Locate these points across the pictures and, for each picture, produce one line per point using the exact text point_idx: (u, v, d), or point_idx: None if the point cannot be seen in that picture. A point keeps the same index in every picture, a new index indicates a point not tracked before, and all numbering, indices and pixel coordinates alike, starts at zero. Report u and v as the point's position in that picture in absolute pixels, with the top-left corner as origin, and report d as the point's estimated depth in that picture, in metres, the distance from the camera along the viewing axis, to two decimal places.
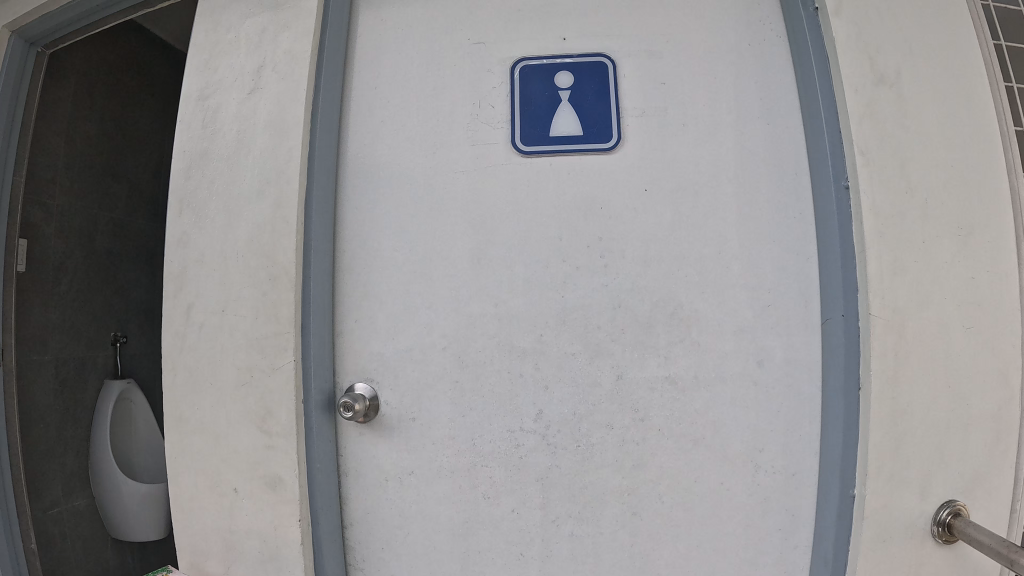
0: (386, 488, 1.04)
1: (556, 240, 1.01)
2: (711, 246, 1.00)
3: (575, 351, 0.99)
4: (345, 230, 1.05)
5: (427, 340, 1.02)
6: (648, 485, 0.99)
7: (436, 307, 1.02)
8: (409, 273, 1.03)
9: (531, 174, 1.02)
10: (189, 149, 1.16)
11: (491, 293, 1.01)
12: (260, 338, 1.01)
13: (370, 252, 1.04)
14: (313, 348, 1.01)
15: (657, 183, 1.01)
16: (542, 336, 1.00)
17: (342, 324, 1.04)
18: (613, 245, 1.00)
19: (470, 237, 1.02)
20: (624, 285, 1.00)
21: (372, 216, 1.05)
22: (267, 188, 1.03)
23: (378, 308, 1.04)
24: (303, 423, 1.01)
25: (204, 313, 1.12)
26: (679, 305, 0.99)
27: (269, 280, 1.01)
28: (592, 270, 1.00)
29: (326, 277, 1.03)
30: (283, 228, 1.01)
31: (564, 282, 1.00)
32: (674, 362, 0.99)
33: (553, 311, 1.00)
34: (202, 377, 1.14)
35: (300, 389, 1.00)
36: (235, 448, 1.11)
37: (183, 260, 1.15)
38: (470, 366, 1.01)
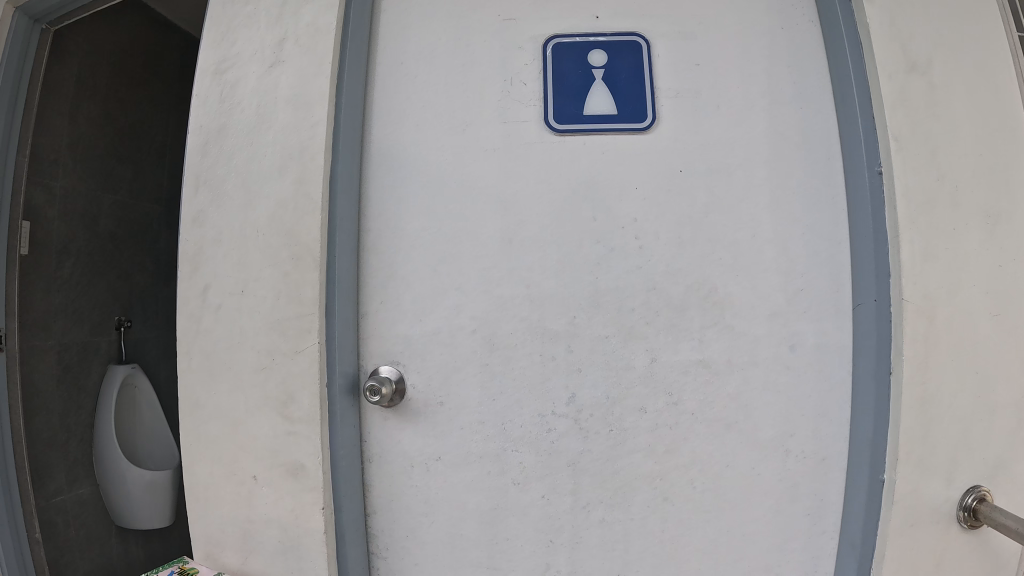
0: (411, 474, 1.02)
1: (589, 221, 0.99)
2: (745, 229, 0.98)
3: (607, 334, 0.98)
4: (369, 209, 1.03)
5: (455, 322, 1.00)
6: (680, 471, 0.97)
7: (464, 289, 1.00)
8: (435, 254, 1.01)
9: (564, 154, 1.00)
10: (206, 124, 1.14)
11: (522, 274, 0.99)
12: (282, 319, 0.99)
13: (396, 233, 1.02)
14: (337, 330, 0.99)
15: (691, 163, 0.99)
16: (574, 319, 0.98)
17: (366, 305, 1.02)
18: (646, 227, 0.98)
19: (499, 218, 1.00)
20: (657, 268, 0.98)
21: (397, 196, 1.03)
22: (291, 166, 1.01)
23: (405, 289, 1.01)
24: (327, 406, 0.99)
25: (222, 294, 1.10)
26: (712, 287, 0.97)
27: (292, 259, 0.99)
28: (627, 252, 0.98)
29: (350, 257, 1.01)
30: (307, 207, 0.99)
31: (597, 264, 0.98)
32: (708, 346, 0.97)
33: (584, 293, 0.98)
34: (220, 360, 1.12)
35: (324, 372, 0.99)
36: (255, 433, 1.09)
37: (200, 238, 1.13)
38: (499, 349, 0.99)
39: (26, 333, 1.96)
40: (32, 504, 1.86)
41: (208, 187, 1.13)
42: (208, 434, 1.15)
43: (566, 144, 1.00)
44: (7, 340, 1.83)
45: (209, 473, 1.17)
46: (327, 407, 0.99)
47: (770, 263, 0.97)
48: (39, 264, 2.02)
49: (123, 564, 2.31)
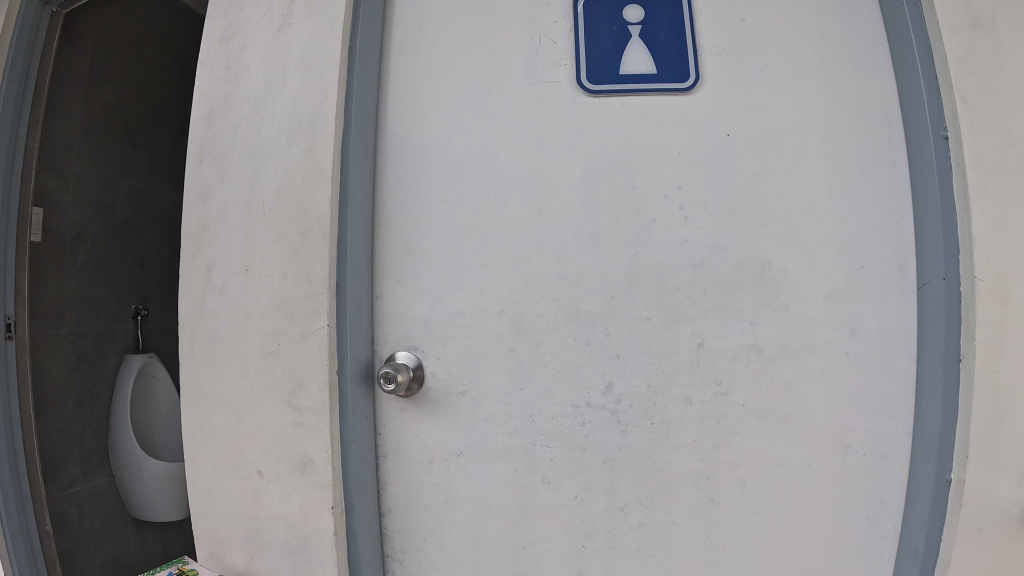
0: (430, 469, 0.94)
1: (627, 191, 0.89)
2: (800, 200, 0.87)
3: (646, 316, 0.89)
4: (386, 180, 0.95)
5: (480, 303, 0.91)
6: (728, 468, 0.88)
7: (489, 265, 0.91)
8: (456, 228, 0.92)
9: (599, 117, 0.91)
10: (213, 95, 1.06)
11: (554, 249, 0.90)
12: (289, 300, 0.92)
13: (415, 205, 0.94)
14: (350, 311, 0.90)
15: (742, 127, 0.89)
16: (610, 300, 0.89)
17: (381, 284, 0.94)
18: (690, 196, 0.89)
19: (527, 188, 0.91)
20: (703, 242, 0.88)
21: (415, 165, 0.94)
22: (299, 134, 0.93)
23: (424, 266, 0.93)
24: (338, 393, 0.91)
25: (227, 274, 1.03)
26: (766, 263, 0.87)
27: (301, 233, 0.91)
28: (671, 224, 0.89)
29: (364, 232, 0.93)
30: (317, 177, 0.90)
31: (636, 238, 0.89)
32: (760, 330, 0.87)
33: (620, 272, 0.89)
34: (226, 344, 1.04)
35: (335, 357, 0.90)
36: (263, 424, 1.01)
37: (206, 217, 1.06)
38: (528, 332, 0.90)
39: (37, 321, 1.91)
40: (42, 497, 1.79)
41: (215, 161, 1.05)
42: (214, 424, 1.08)
43: (602, 108, 0.91)
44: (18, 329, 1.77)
45: (214, 465, 1.09)
46: (338, 394, 0.91)
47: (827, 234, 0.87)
48: (51, 251, 1.96)
49: (139, 556, 2.25)
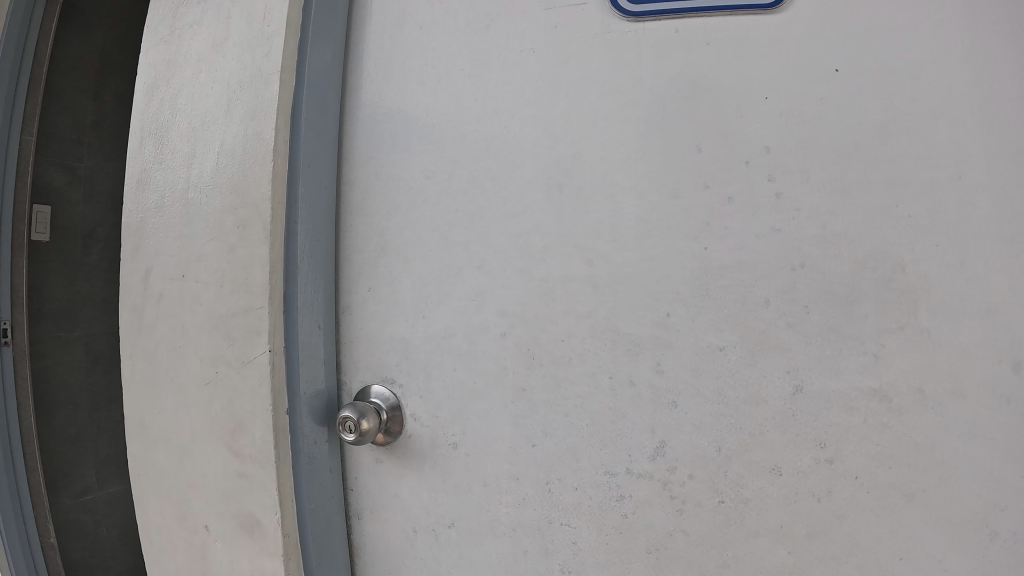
0: (415, 540, 0.72)
1: (689, 155, 0.60)
2: (947, 165, 0.56)
3: (717, 345, 0.60)
4: (356, 156, 0.73)
5: (477, 320, 0.66)
6: (825, 566, 0.60)
7: (488, 267, 0.66)
8: (446, 218, 0.68)
9: (646, 52, 0.62)
10: (157, 59, 0.86)
11: (583, 244, 0.63)
12: (224, 317, 0.68)
13: (391, 183, 0.71)
14: (300, 332, 0.66)
15: (867, 53, 0.58)
16: (664, 320, 0.61)
17: (349, 294, 0.73)
18: (786, 163, 0.58)
19: (541, 159, 0.64)
20: (804, 235, 0.58)
21: (392, 132, 0.71)
22: (237, 97, 0.72)
23: (402, 271, 0.70)
24: (288, 442, 0.68)
25: (163, 280, 0.80)
26: (898, 264, 0.57)
27: (238, 227, 0.68)
28: (754, 205, 0.59)
29: (323, 224, 0.69)
30: (257, 150, 0.67)
31: (706, 228, 0.60)
32: (888, 368, 0.57)
33: (686, 276, 0.60)
34: (163, 367, 0.82)
35: (283, 392, 0.67)
36: (208, 470, 0.78)
37: (146, 209, 0.85)
38: (541, 366, 0.65)
39: (44, 328, 1.69)
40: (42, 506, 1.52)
41: (157, 139, 0.84)
42: (160, 463, 0.86)
43: (651, 39, 0.62)
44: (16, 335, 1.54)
45: (160, 512, 0.89)
46: (289, 442, 0.68)
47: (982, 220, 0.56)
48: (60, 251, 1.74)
49: None
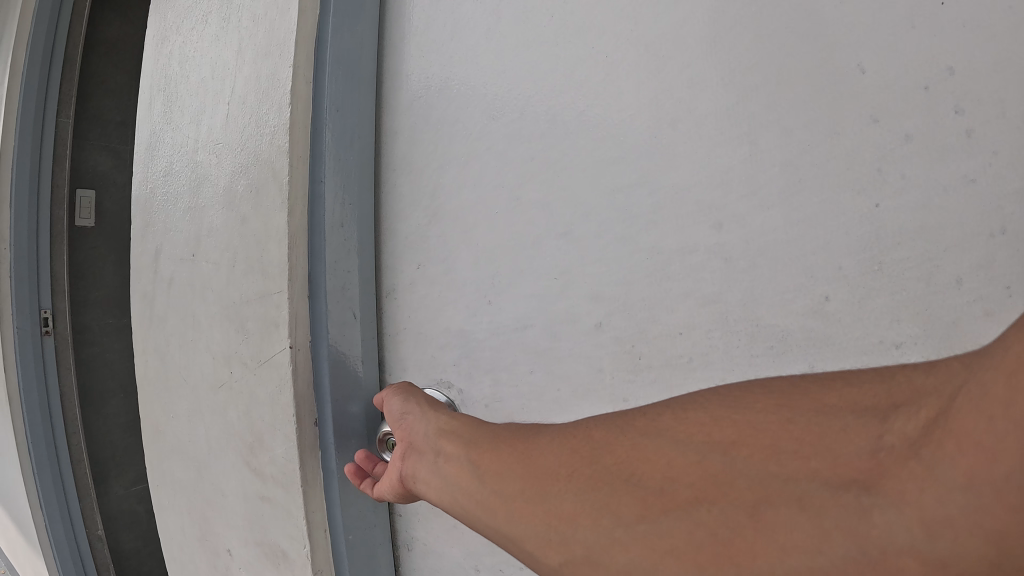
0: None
1: (847, 79, 0.39)
2: None
3: (894, 341, 0.39)
4: (393, 105, 0.60)
5: (564, 309, 0.51)
6: None
7: (576, 238, 0.50)
8: (516, 170, 0.52)
9: None
10: (167, 9, 0.75)
11: (714, 209, 0.44)
12: (239, 303, 0.55)
13: (446, 130, 0.56)
14: (329, 324, 0.51)
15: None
16: (820, 306, 0.42)
17: (394, 273, 0.61)
18: (972, 90, 0.35)
19: (647, 92, 0.46)
20: (1004, 187, 0.35)
21: (438, 71, 0.57)
22: (248, 35, 0.59)
23: (460, 244, 0.56)
24: (318, 460, 0.53)
25: (172, 262, 0.67)
26: None
27: (249, 192, 0.54)
28: (933, 151, 0.37)
29: (364, 181, 0.54)
30: (273, 95, 0.54)
31: (877, 177, 0.39)
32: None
33: (854, 247, 0.40)
34: (175, 363, 0.69)
35: (311, 399, 0.52)
36: (230, 486, 0.64)
37: (158, 177, 0.72)
38: (650, 370, 0.48)
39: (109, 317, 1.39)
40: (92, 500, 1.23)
41: (172, 93, 0.72)
42: (183, 472, 0.73)
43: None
44: (58, 323, 1.18)
45: (180, 528, 0.77)
46: (319, 460, 0.53)
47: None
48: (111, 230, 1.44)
49: None
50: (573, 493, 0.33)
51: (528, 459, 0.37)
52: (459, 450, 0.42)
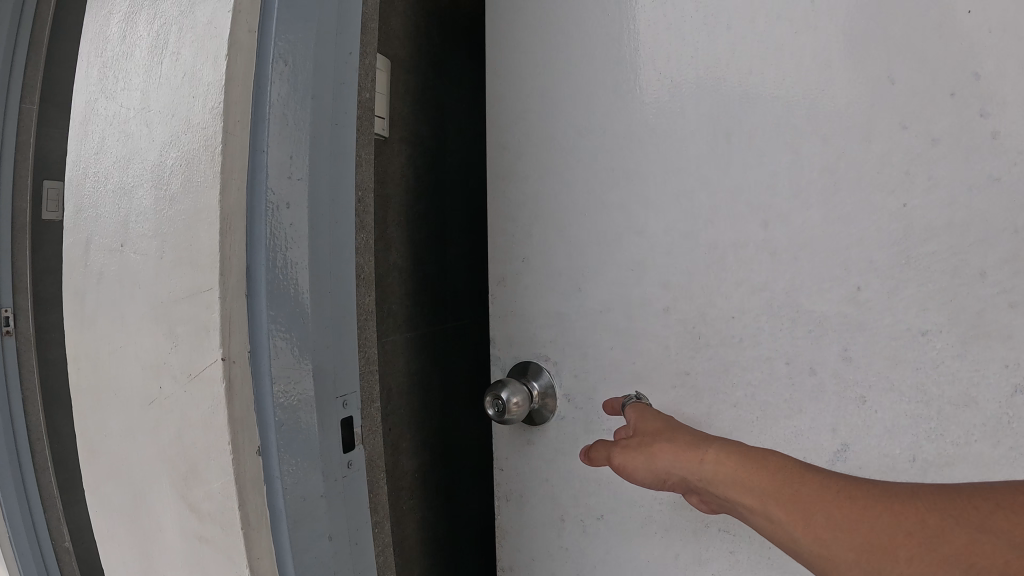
0: (562, 531, 0.63)
1: (882, 87, 0.43)
2: None
3: (922, 329, 0.43)
4: (509, 98, 0.61)
5: (643, 300, 0.55)
6: None
7: (648, 233, 0.54)
8: (602, 177, 0.56)
9: None
10: None
11: (759, 199, 0.49)
12: (165, 304, 0.43)
13: (545, 134, 0.59)
14: (269, 327, 0.41)
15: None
16: (855, 294, 0.46)
17: (503, 264, 0.64)
18: (999, 92, 0.39)
19: (703, 106, 0.50)
20: None
21: (534, 80, 0.59)
22: None
23: (556, 240, 0.59)
24: (263, 497, 0.42)
25: (102, 254, 0.55)
26: None
27: (177, 166, 0.43)
28: (968, 147, 0.41)
29: (314, 154, 0.44)
30: (209, 46, 0.43)
31: (907, 177, 0.43)
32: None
33: (883, 242, 0.44)
34: (102, 373, 0.57)
35: (253, 422, 0.41)
36: (170, 525, 0.52)
37: (91, 156, 0.58)
38: (708, 347, 0.52)
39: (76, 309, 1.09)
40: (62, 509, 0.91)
41: (111, 52, 0.58)
42: (107, 512, 0.60)
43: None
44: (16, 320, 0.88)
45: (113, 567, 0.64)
46: (264, 499, 0.42)
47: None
48: None
49: None
50: (755, 496, 0.33)
51: (693, 457, 0.38)
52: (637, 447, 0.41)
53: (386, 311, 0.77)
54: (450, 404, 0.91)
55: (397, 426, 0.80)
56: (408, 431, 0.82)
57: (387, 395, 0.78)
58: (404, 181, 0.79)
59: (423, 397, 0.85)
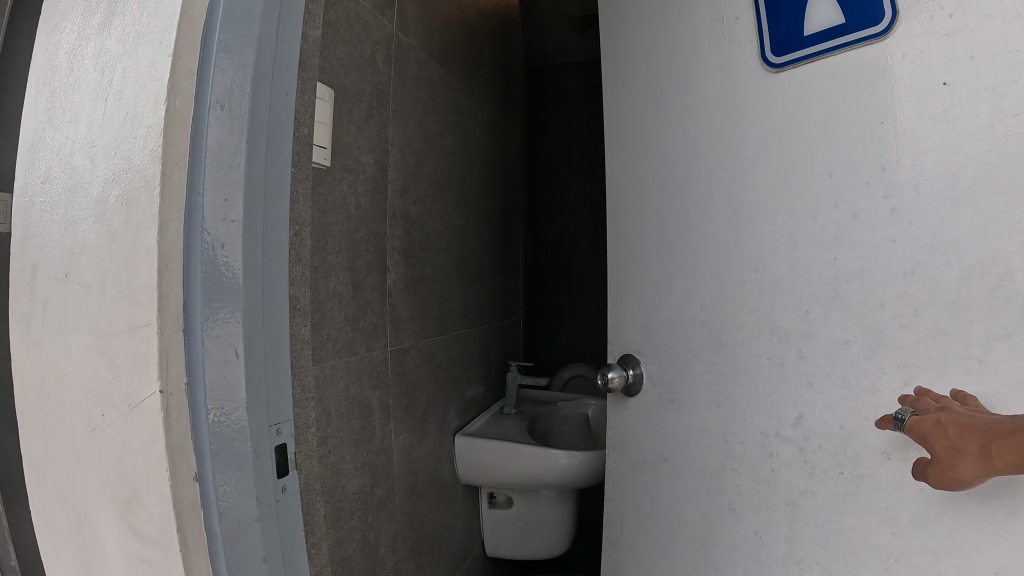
0: (642, 466, 1.11)
1: (822, 179, 0.82)
2: (950, 193, 0.69)
3: (847, 338, 0.79)
4: (617, 198, 1.14)
5: (689, 309, 1.01)
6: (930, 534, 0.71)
7: (696, 274, 0.99)
8: (670, 239, 1.03)
9: (792, 89, 0.86)
10: None
11: (751, 254, 0.91)
12: (105, 337, 0.45)
13: (638, 218, 1.09)
14: (204, 361, 0.43)
15: (942, 91, 0.70)
16: (806, 317, 0.84)
17: (615, 290, 1.15)
18: (897, 181, 0.74)
19: (725, 198, 0.95)
20: (918, 240, 0.72)
21: (627, 191, 1.12)
22: (128, 18, 0.49)
23: (642, 274, 1.09)
24: (200, 521, 0.44)
25: (47, 283, 0.55)
26: (1006, 270, 0.64)
27: (119, 205, 0.45)
28: (878, 217, 0.76)
29: (248, 195, 0.46)
30: (148, 90, 0.44)
31: (836, 240, 0.80)
32: (990, 373, 0.65)
33: (820, 283, 0.82)
34: (43, 400, 0.56)
35: (189, 451, 0.43)
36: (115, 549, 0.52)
37: (36, 182, 0.58)
38: (725, 342, 0.95)
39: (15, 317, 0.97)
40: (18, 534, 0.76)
41: (58, 79, 0.58)
42: (53, 542, 0.59)
43: (809, 99, 0.83)
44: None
45: None
46: (201, 522, 0.44)
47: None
48: None
49: None
50: (1002, 457, 0.57)
51: (1000, 433, 0.57)
52: (986, 442, 0.58)
53: (324, 336, 0.79)
54: (379, 429, 0.93)
55: (334, 449, 0.81)
56: (343, 452, 0.83)
57: (324, 418, 0.79)
58: (333, 214, 0.81)
59: (358, 421, 0.87)
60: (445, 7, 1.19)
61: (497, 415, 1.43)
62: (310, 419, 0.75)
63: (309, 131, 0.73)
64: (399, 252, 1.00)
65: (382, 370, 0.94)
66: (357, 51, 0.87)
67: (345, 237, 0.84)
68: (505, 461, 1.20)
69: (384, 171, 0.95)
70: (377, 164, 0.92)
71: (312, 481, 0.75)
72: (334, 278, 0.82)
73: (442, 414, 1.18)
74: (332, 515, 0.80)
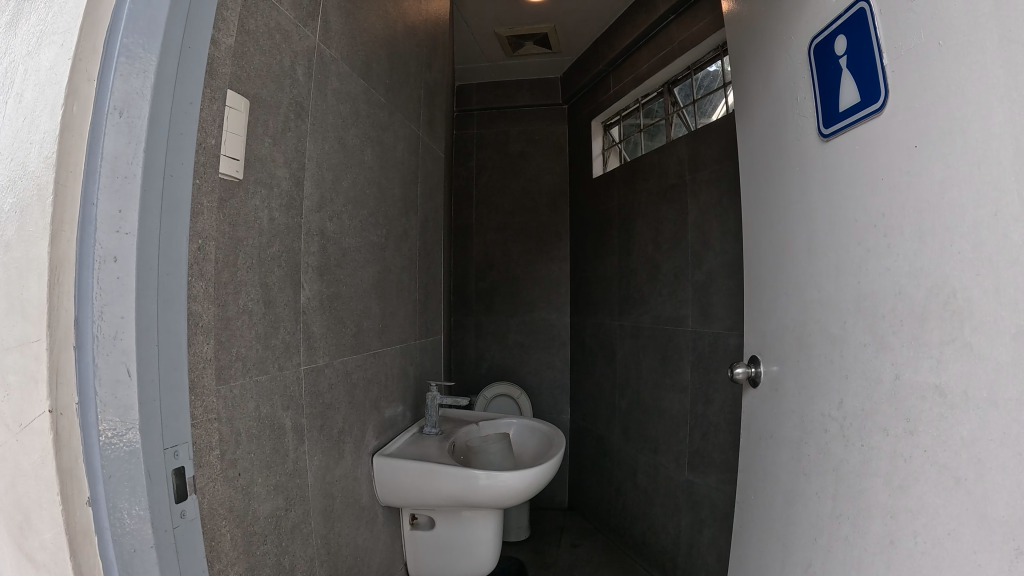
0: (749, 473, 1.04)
1: (854, 226, 0.71)
2: (915, 238, 0.60)
3: (866, 343, 0.68)
4: (747, 221, 1.02)
5: (784, 327, 0.88)
6: None
7: (787, 299, 0.87)
8: (773, 265, 0.92)
9: (835, 164, 0.74)
10: None
11: (817, 284, 0.78)
12: None
13: (749, 246, 1.01)
14: (96, 379, 0.41)
15: (915, 155, 0.60)
16: (841, 336, 0.73)
17: (752, 314, 1.01)
18: (890, 222, 0.64)
19: (806, 232, 0.81)
20: (901, 269, 0.62)
21: (755, 216, 0.99)
22: (30, 23, 0.46)
23: (757, 295, 0.97)
24: (94, 548, 0.42)
25: None
26: (954, 289, 0.56)
27: (12, 211, 0.42)
28: (879, 250, 0.66)
29: (145, 207, 0.44)
30: (44, 92, 0.42)
31: (861, 267, 0.69)
32: (944, 372, 0.57)
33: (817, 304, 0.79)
34: None
35: (81, 474, 0.41)
36: None
37: None
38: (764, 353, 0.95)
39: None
40: None
41: None
42: None
43: (830, 156, 0.75)
44: None
45: None
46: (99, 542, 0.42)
47: (969, 258, 0.54)
48: None
49: None
50: None
51: None
52: None
53: (232, 354, 0.77)
54: (292, 449, 0.91)
55: (244, 471, 0.78)
56: (253, 474, 0.80)
57: (233, 438, 0.76)
58: (244, 228, 0.79)
59: (269, 441, 0.85)
60: (370, 22, 1.18)
61: (416, 434, 1.42)
62: (213, 439, 0.72)
63: (215, 140, 0.72)
64: (314, 269, 0.98)
65: (294, 391, 0.92)
66: (277, 63, 0.85)
67: (256, 253, 0.82)
68: (424, 481, 1.18)
69: (300, 185, 0.93)
70: (292, 177, 0.91)
71: (218, 505, 0.73)
72: (244, 294, 0.79)
73: (358, 435, 1.16)
74: (243, 540, 0.78)
